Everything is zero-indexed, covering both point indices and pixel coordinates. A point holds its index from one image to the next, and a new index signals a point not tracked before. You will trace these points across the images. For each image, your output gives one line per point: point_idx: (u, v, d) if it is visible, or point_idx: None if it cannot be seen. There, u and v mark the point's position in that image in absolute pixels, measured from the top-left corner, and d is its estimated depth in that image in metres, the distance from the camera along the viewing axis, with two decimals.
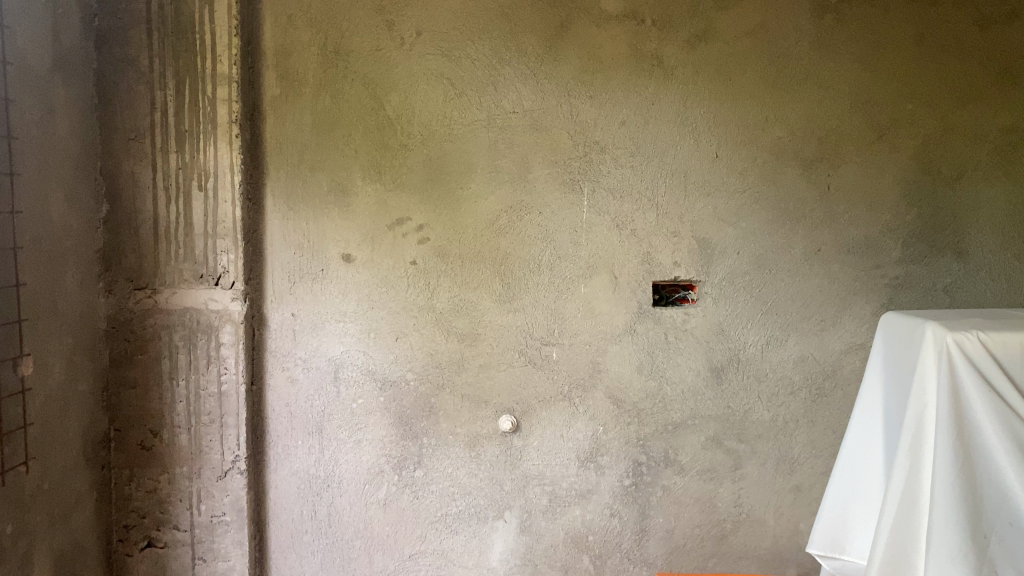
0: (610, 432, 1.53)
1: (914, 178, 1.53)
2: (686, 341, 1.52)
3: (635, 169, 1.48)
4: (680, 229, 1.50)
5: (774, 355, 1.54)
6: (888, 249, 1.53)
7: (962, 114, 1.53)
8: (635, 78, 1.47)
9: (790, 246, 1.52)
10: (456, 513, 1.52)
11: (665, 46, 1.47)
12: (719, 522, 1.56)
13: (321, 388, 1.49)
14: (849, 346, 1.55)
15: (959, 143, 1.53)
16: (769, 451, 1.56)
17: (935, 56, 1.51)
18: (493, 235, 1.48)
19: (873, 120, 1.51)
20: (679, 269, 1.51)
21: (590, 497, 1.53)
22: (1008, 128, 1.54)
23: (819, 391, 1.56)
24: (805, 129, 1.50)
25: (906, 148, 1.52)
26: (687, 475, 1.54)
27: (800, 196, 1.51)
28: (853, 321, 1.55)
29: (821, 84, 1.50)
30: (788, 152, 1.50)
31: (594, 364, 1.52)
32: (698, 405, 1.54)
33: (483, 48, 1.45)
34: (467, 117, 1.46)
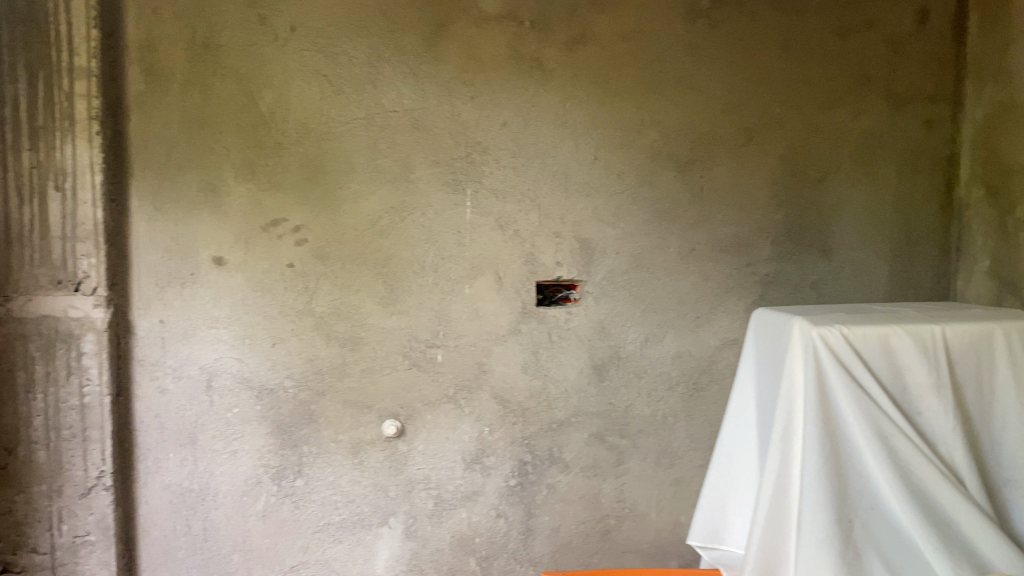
0: (496, 433, 1.52)
1: (782, 180, 1.59)
2: (569, 339, 1.54)
3: (517, 170, 1.48)
4: (562, 229, 1.51)
5: (653, 352, 1.58)
6: (759, 248, 1.59)
7: (825, 118, 1.60)
8: (516, 80, 1.47)
9: (668, 246, 1.55)
10: (339, 522, 1.48)
11: (544, 48, 1.47)
12: (603, 518, 1.58)
13: (194, 398, 1.43)
14: (723, 341, 1.60)
15: (823, 146, 1.60)
16: (650, 446, 1.59)
17: (800, 62, 1.58)
18: (374, 237, 1.45)
19: (744, 123, 1.57)
20: (561, 269, 1.52)
21: (476, 499, 1.53)
22: (867, 132, 1.62)
23: (696, 386, 1.60)
24: (680, 131, 1.54)
25: (774, 151, 1.58)
26: (572, 472, 1.56)
27: (676, 197, 1.55)
28: (726, 317, 1.60)
29: (695, 89, 1.54)
30: (664, 155, 1.54)
31: (479, 365, 1.51)
32: (581, 403, 1.55)
33: (361, 46, 1.42)
34: (345, 115, 1.42)
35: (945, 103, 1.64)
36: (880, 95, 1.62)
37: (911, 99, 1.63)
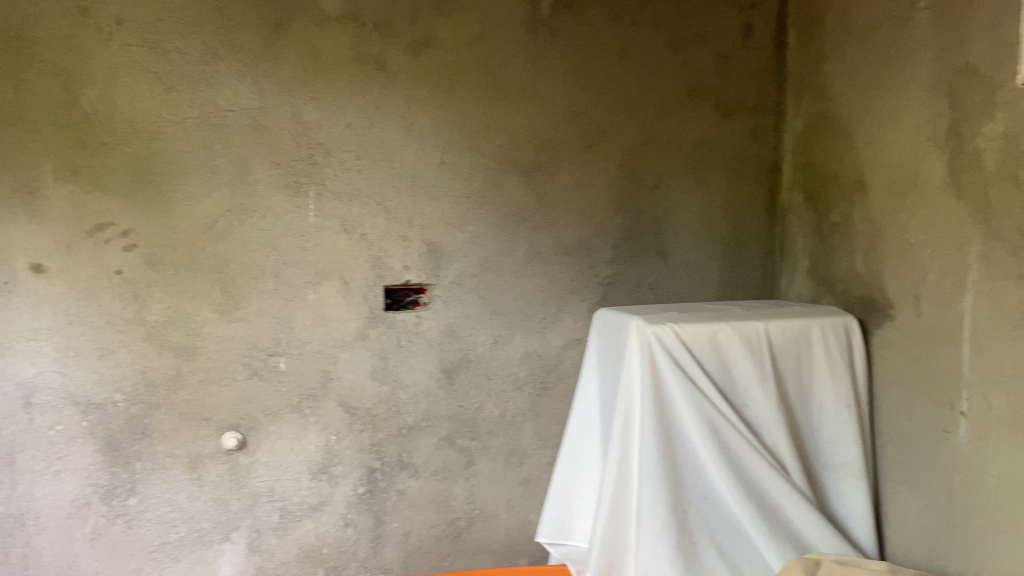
0: (343, 441, 1.50)
1: (621, 185, 1.65)
2: (418, 344, 1.53)
3: (362, 173, 1.46)
4: (410, 233, 1.51)
5: (502, 353, 1.59)
6: (601, 250, 1.65)
7: (661, 126, 1.67)
8: (358, 81, 1.45)
9: (514, 249, 1.58)
10: (177, 540, 1.41)
11: (387, 50, 1.46)
12: (454, 520, 1.59)
13: (10, 416, 1.32)
14: (569, 341, 1.65)
15: (659, 152, 1.67)
16: (499, 446, 1.61)
17: (636, 71, 1.64)
18: (210, 242, 1.39)
19: (584, 129, 1.61)
20: (409, 273, 1.51)
21: (323, 509, 1.50)
22: (698, 139, 1.71)
23: (543, 385, 1.63)
24: (523, 136, 1.57)
25: (613, 157, 1.64)
26: (422, 477, 1.56)
27: (521, 201, 1.57)
28: (571, 317, 1.64)
29: (537, 95, 1.57)
30: (508, 159, 1.56)
31: (325, 372, 1.48)
32: (431, 407, 1.55)
33: (194, 42, 1.36)
34: (177, 114, 1.36)
35: (768, 113, 1.76)
36: (709, 105, 1.71)
37: (737, 109, 1.73)
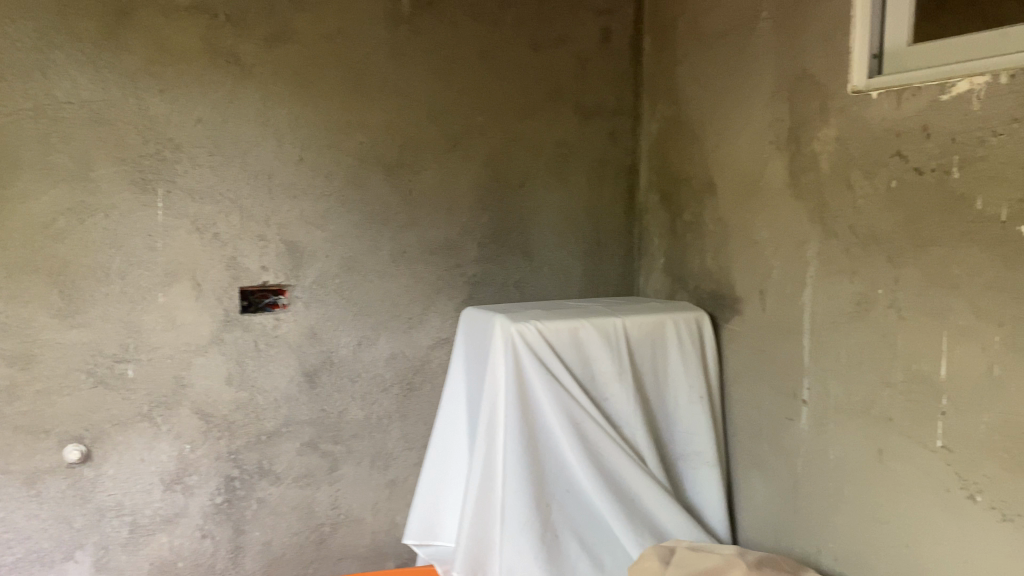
0: (199, 449, 1.44)
1: (485, 184, 1.66)
2: (277, 346, 1.49)
3: (215, 170, 1.41)
4: (267, 232, 1.46)
5: (366, 355, 1.57)
6: (466, 249, 1.65)
7: (523, 126, 1.69)
8: (210, 75, 1.39)
9: (378, 249, 1.56)
10: (13, 563, 1.31)
11: (241, 44, 1.41)
12: (318, 526, 1.55)
13: None
14: (435, 340, 1.64)
15: (522, 153, 1.69)
16: (364, 449, 1.59)
17: (498, 72, 1.65)
18: (47, 242, 1.30)
19: (448, 129, 1.61)
20: (267, 274, 1.47)
21: (177, 521, 1.43)
22: (560, 140, 1.74)
23: (409, 386, 1.62)
24: (385, 134, 1.55)
25: (478, 156, 1.64)
26: (283, 484, 1.51)
27: (384, 199, 1.55)
28: (437, 317, 1.64)
29: (399, 93, 1.55)
30: (370, 157, 1.54)
31: (177, 378, 1.41)
32: (292, 411, 1.51)
33: (26, 28, 1.25)
34: (8, 106, 1.25)
35: (625, 116, 1.81)
36: (570, 106, 1.75)
37: (597, 111, 1.78)
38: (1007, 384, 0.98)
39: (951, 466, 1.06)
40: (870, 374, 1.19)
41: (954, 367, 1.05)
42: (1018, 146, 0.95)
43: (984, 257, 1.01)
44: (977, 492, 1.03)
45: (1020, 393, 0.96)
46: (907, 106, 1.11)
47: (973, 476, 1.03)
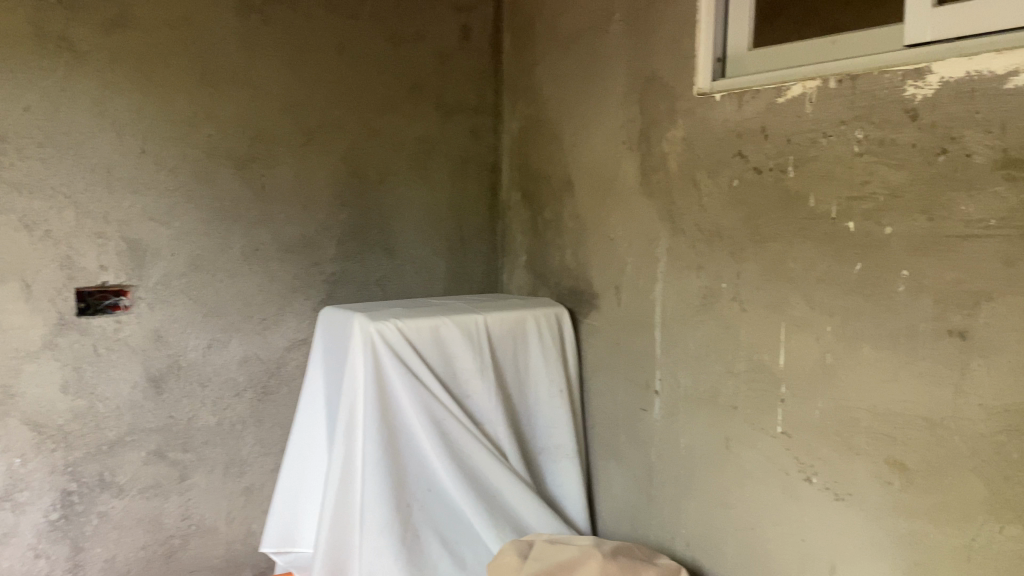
0: (31, 463, 1.32)
1: (343, 180, 1.62)
2: (119, 351, 1.40)
3: (46, 162, 1.30)
4: (106, 229, 1.37)
5: (217, 357, 1.51)
6: (324, 248, 1.61)
7: (383, 121, 1.66)
8: (39, 60, 1.28)
9: (229, 247, 1.49)
10: None
11: (74, 28, 1.30)
12: (166, 539, 1.48)
13: None
14: (291, 342, 1.60)
15: (381, 148, 1.66)
16: (217, 456, 1.52)
17: (356, 65, 1.62)
18: None
19: (302, 122, 1.56)
20: (107, 273, 1.37)
21: (7, 541, 1.31)
22: (421, 136, 1.72)
23: (264, 390, 1.57)
24: (236, 127, 1.48)
25: (336, 151, 1.60)
26: (128, 496, 1.43)
27: (235, 195, 1.49)
28: (294, 317, 1.59)
29: (250, 85, 1.49)
30: (220, 150, 1.47)
31: (4, 388, 1.29)
32: (136, 419, 1.42)
33: None
34: None
35: (485, 113, 1.82)
36: (431, 103, 1.73)
37: (457, 108, 1.77)
38: (838, 371, 1.06)
39: (791, 451, 1.13)
40: (715, 365, 1.24)
41: (791, 357, 1.12)
42: (846, 147, 1.03)
43: (817, 253, 1.08)
44: (813, 474, 1.10)
45: (850, 380, 1.04)
46: (747, 109, 1.17)
47: (809, 459, 1.10)
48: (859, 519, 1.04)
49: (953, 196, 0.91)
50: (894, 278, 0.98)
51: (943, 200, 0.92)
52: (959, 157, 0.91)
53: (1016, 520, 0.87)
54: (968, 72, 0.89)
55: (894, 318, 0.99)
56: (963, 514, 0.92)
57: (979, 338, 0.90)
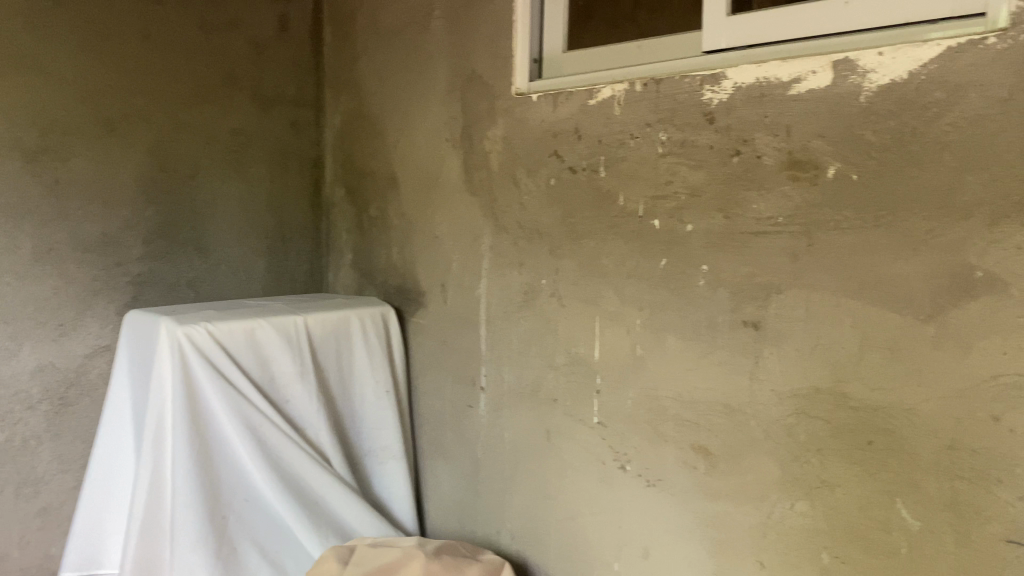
0: None
1: (149, 174, 1.51)
2: None
3: None
4: None
5: (6, 368, 1.36)
6: (129, 247, 1.50)
7: (194, 113, 1.57)
8: None
9: (18, 246, 1.35)
10: None
11: None
12: None
13: None
14: (93, 349, 1.48)
15: (193, 142, 1.57)
16: (6, 476, 1.38)
17: (162, 53, 1.51)
18: None
19: (102, 112, 1.43)
20: None
21: None
22: (235, 129, 1.64)
23: (62, 402, 1.45)
24: (25, 116, 1.33)
25: (141, 142, 1.50)
26: None
27: (23, 190, 1.34)
28: (95, 322, 1.47)
29: (41, 69, 1.35)
30: (5, 141, 1.31)
31: None
32: None
33: None
34: None
35: (306, 107, 1.77)
36: (247, 94, 1.66)
37: (275, 102, 1.71)
38: (647, 363, 1.10)
39: (606, 440, 1.16)
40: (536, 359, 1.26)
41: (604, 350, 1.16)
42: (651, 148, 1.07)
43: (627, 250, 1.11)
44: (627, 462, 1.14)
45: (659, 371, 1.09)
46: (561, 109, 1.19)
47: (623, 448, 1.14)
48: (668, 502, 1.09)
49: (745, 195, 0.98)
50: (695, 272, 1.04)
51: (736, 199, 0.99)
52: (750, 160, 0.97)
53: (804, 497, 0.95)
54: (756, 79, 0.96)
55: (695, 311, 1.04)
56: (759, 493, 0.99)
57: (769, 328, 0.97)
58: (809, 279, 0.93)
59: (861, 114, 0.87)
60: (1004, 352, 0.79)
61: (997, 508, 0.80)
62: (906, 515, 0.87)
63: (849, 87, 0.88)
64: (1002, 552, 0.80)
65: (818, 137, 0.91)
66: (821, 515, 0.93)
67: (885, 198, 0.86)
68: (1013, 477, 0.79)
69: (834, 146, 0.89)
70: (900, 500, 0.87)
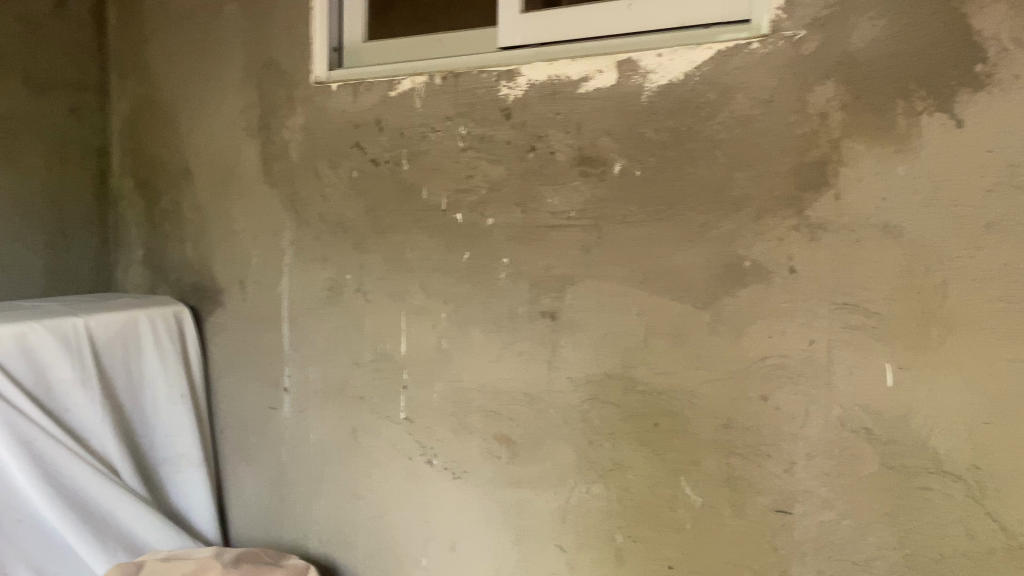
0: None
1: None
2: None
3: None
4: None
5: None
6: None
7: None
8: None
9: None
10: None
11: None
12: None
13: None
14: None
15: None
16: None
17: None
18: None
19: None
20: None
21: None
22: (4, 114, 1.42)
23: None
24: None
25: None
26: None
27: None
28: None
29: None
30: None
31: None
32: None
33: None
34: None
35: (89, 91, 1.57)
36: (17, 76, 1.44)
37: (53, 85, 1.51)
38: (453, 357, 1.10)
39: (413, 435, 1.15)
40: (341, 357, 1.22)
41: (411, 345, 1.14)
42: (451, 142, 1.07)
43: (431, 243, 1.11)
44: (434, 456, 1.13)
45: (464, 364, 1.09)
46: (362, 100, 1.16)
47: (430, 442, 1.13)
48: (473, 494, 1.10)
49: (542, 190, 1.00)
50: (496, 265, 1.05)
51: (533, 193, 1.00)
52: (545, 155, 0.99)
53: (600, 480, 0.98)
54: (549, 76, 0.98)
55: (497, 303, 1.05)
56: (559, 479, 1.02)
57: (566, 318, 0.99)
58: (600, 270, 0.96)
59: (644, 113, 0.91)
60: (769, 336, 0.86)
61: (767, 480, 0.87)
62: (689, 492, 0.92)
63: (632, 87, 0.92)
64: (771, 521, 0.87)
65: (606, 134, 0.94)
66: (615, 497, 0.97)
67: (667, 193, 0.91)
68: (779, 450, 0.86)
69: (620, 144, 0.93)
70: (684, 478, 0.92)
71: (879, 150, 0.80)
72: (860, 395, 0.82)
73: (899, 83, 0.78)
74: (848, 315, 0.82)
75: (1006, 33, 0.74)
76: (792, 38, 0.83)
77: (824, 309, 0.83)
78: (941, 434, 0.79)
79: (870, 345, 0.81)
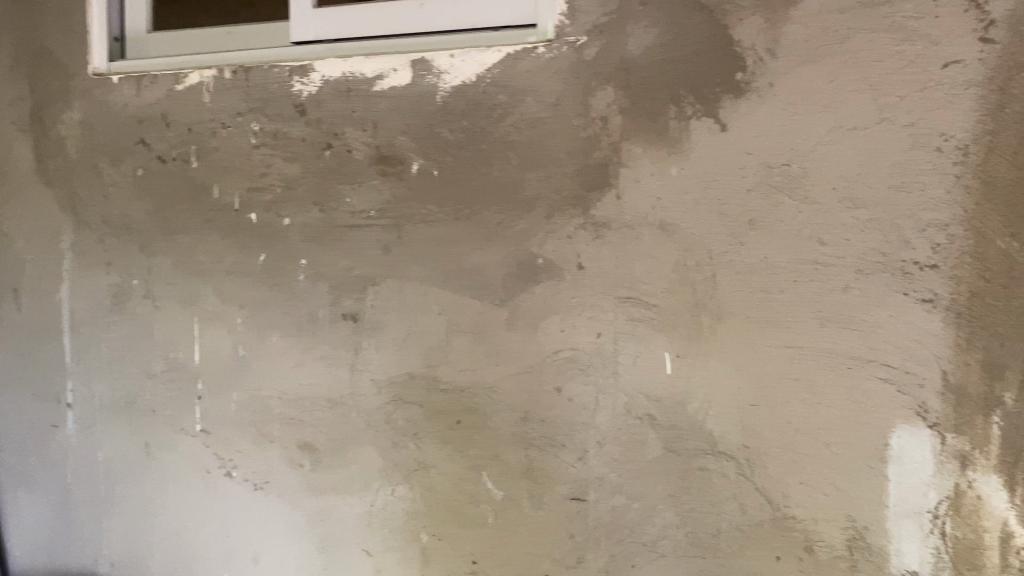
0: None
1: None
2: None
3: None
4: None
5: None
6: None
7: None
8: None
9: None
10: None
11: None
12: None
13: None
14: None
15: None
16: None
17: None
18: None
19: None
20: None
21: None
22: None
23: None
24: None
25: None
26: None
27: None
28: None
29: None
30: None
31: None
32: None
33: None
34: None
35: None
36: None
37: None
38: (251, 363, 1.06)
39: (210, 447, 1.10)
40: (130, 367, 1.14)
41: (206, 352, 1.09)
42: (244, 138, 1.03)
43: (225, 245, 1.06)
44: (233, 467, 1.08)
45: (262, 370, 1.05)
46: (146, 94, 1.09)
47: (228, 453, 1.08)
48: (275, 503, 1.06)
49: (339, 189, 0.98)
50: (294, 267, 1.02)
51: (331, 191, 0.98)
52: (342, 154, 0.97)
53: (404, 481, 0.98)
54: (343, 73, 0.96)
55: (296, 306, 1.02)
56: (363, 483, 1.00)
57: (367, 319, 0.98)
58: (401, 270, 0.95)
59: (439, 112, 0.92)
60: (561, 330, 0.89)
61: (562, 470, 0.90)
62: (491, 486, 0.94)
63: (426, 87, 0.92)
64: (568, 508, 0.90)
65: (403, 133, 0.94)
66: (419, 497, 0.97)
67: (463, 192, 0.92)
68: (573, 440, 0.90)
69: (416, 143, 0.93)
70: (486, 472, 0.94)
71: (655, 151, 0.85)
72: (643, 383, 0.87)
73: (671, 89, 0.84)
74: (631, 308, 0.86)
75: (761, 45, 0.81)
76: (574, 43, 0.86)
77: (609, 304, 0.87)
78: (715, 417, 0.85)
79: (651, 336, 0.86)
